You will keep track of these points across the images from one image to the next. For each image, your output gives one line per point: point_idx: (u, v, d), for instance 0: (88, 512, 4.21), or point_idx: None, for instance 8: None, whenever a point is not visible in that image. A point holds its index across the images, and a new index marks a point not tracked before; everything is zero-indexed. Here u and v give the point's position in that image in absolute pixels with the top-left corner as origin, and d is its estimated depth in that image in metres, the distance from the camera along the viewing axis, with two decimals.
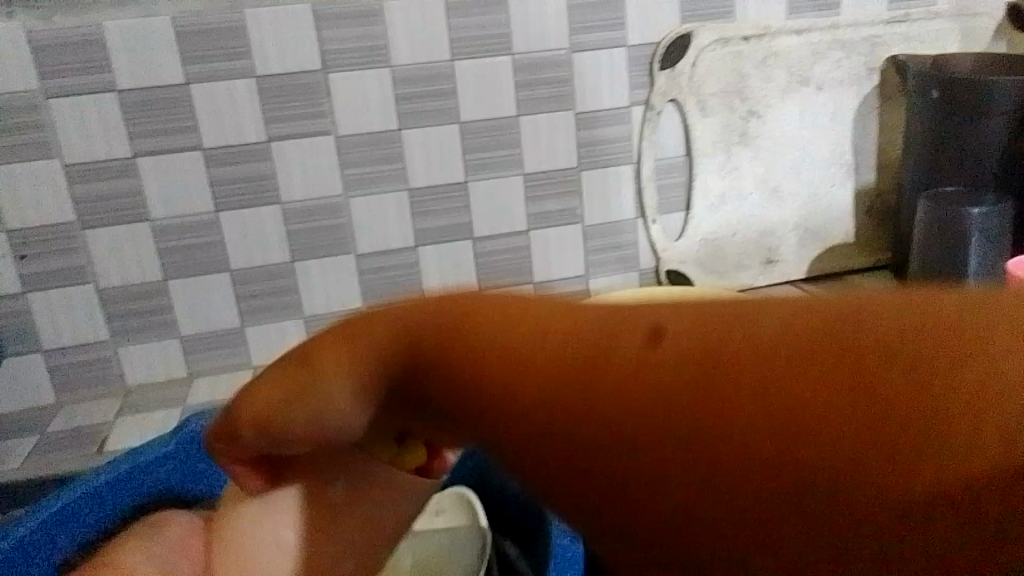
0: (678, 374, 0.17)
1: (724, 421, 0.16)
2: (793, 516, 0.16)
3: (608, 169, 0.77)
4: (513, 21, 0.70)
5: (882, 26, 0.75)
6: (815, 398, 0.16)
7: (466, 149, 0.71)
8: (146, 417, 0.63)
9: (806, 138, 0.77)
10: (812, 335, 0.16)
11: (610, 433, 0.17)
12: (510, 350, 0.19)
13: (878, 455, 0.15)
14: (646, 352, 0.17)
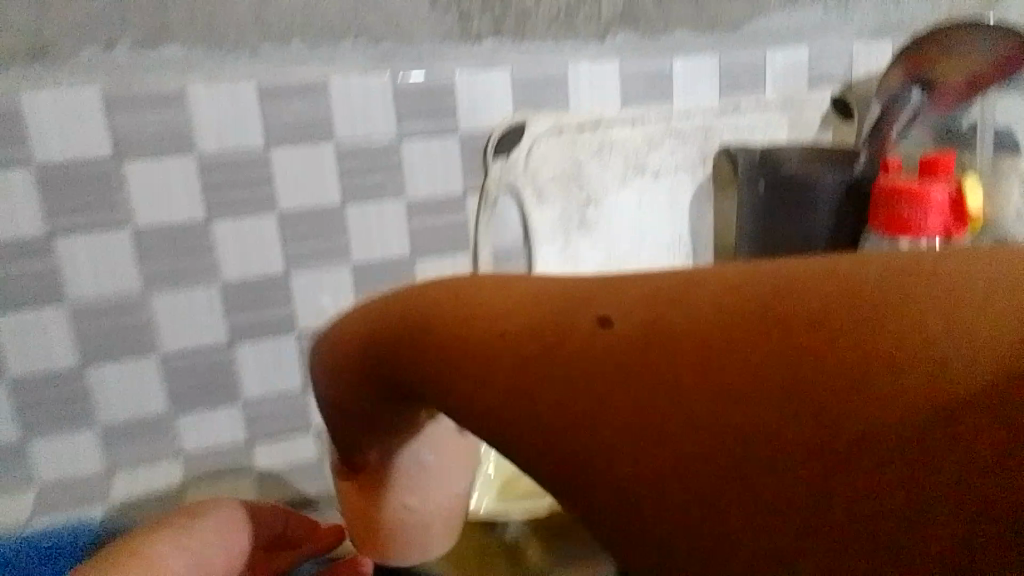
0: (642, 336, 0.28)
1: (638, 356, 0.27)
2: (697, 425, 0.26)
3: (445, 257, 0.74)
4: (333, 105, 0.67)
5: (711, 117, 0.80)
6: (676, 335, 0.27)
7: (284, 239, 0.67)
8: None
9: (644, 225, 0.80)
10: (719, 293, 0.28)
11: (557, 378, 0.28)
12: (557, 317, 0.30)
13: (727, 381, 0.26)
14: (623, 322, 0.28)
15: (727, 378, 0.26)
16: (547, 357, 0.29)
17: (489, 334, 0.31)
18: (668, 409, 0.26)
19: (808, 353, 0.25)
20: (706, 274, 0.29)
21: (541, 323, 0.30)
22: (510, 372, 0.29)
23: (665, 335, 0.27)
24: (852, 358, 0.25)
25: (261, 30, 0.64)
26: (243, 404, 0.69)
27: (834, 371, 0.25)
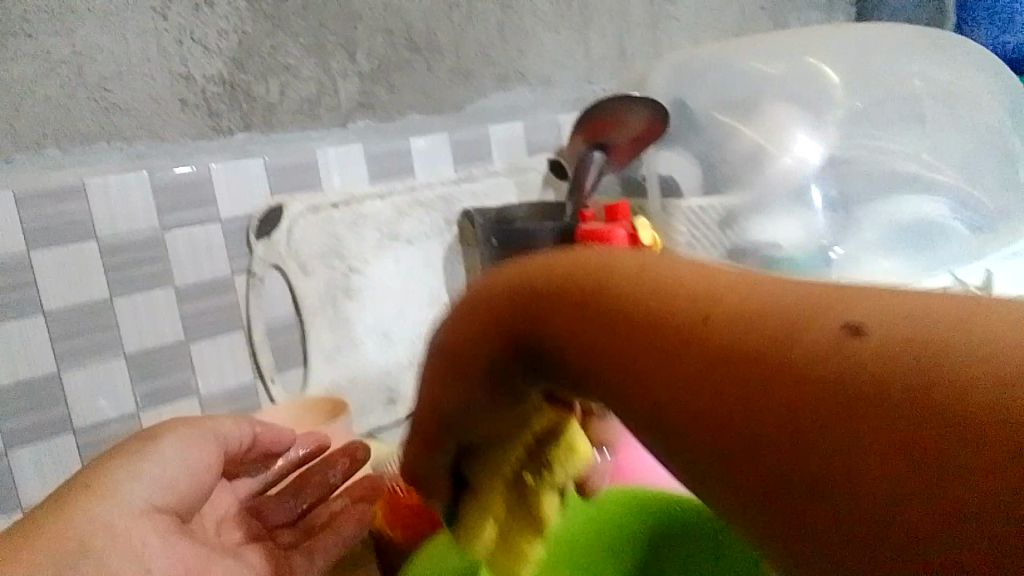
0: (748, 363, 0.27)
1: (686, 363, 0.29)
2: (710, 436, 0.28)
3: (217, 337, 0.78)
4: (95, 206, 0.70)
5: (451, 186, 0.93)
6: (760, 373, 0.27)
7: (54, 339, 0.69)
8: None
9: (405, 285, 0.90)
10: (808, 341, 0.26)
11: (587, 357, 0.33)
12: (638, 318, 0.31)
13: (787, 421, 0.25)
14: (728, 335, 0.28)
15: (826, 420, 0.25)
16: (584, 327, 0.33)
17: (579, 293, 0.34)
18: (719, 404, 0.27)
19: (921, 402, 0.23)
20: (847, 302, 0.27)
21: (676, 302, 0.30)
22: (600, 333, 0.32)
23: (766, 364, 0.27)
24: (928, 405, 0.23)
25: (14, 141, 0.66)
26: (17, 514, 0.68)
27: (877, 410, 0.24)
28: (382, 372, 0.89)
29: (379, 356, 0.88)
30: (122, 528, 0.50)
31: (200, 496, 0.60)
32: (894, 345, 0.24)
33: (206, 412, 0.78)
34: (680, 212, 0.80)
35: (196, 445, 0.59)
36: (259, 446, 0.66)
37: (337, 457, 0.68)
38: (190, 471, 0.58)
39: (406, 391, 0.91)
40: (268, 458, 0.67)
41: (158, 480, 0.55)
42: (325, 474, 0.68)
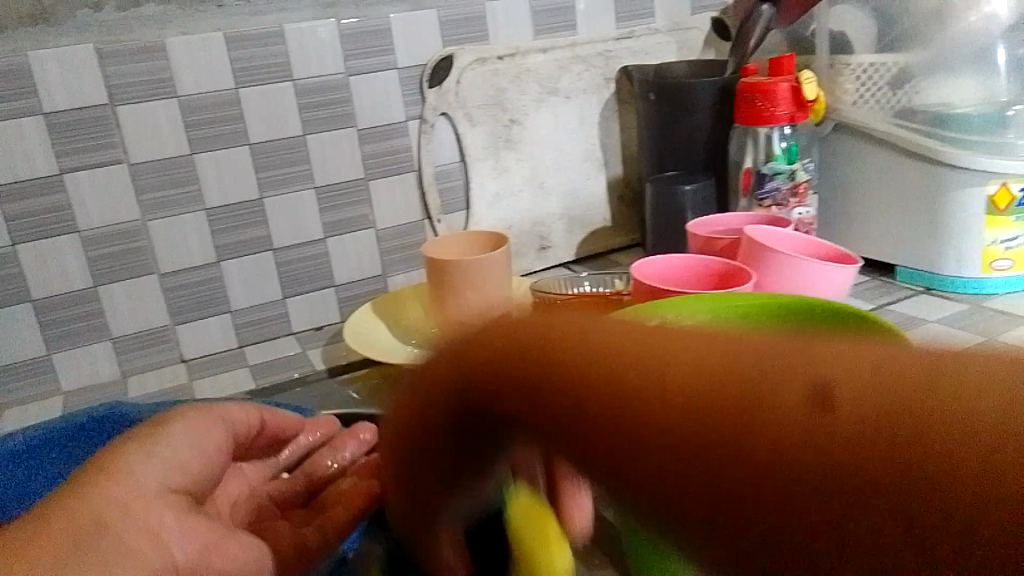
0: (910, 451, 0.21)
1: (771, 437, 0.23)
2: (853, 495, 0.21)
3: (392, 177, 0.85)
4: (290, 50, 0.77)
5: (612, 43, 0.94)
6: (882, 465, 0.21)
7: (258, 169, 0.78)
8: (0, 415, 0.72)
9: (561, 139, 0.94)
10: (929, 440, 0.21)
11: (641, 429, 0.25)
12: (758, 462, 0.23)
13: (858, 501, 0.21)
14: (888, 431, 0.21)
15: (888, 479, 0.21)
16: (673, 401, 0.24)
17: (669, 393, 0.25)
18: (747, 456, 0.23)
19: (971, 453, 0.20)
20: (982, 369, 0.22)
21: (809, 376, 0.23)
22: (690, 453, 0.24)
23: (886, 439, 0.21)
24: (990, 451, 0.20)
25: None
26: (230, 314, 0.81)
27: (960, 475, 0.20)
28: (535, 221, 0.95)
29: (532, 205, 0.94)
30: (141, 508, 0.38)
31: (211, 479, 0.48)
32: (886, 393, 0.22)
33: (381, 244, 0.87)
34: (846, 68, 0.79)
35: (213, 428, 0.49)
36: (267, 434, 0.57)
37: (345, 439, 0.60)
38: (203, 458, 0.46)
39: (556, 241, 0.97)
40: (274, 448, 0.59)
41: (169, 459, 0.43)
42: (334, 461, 0.59)
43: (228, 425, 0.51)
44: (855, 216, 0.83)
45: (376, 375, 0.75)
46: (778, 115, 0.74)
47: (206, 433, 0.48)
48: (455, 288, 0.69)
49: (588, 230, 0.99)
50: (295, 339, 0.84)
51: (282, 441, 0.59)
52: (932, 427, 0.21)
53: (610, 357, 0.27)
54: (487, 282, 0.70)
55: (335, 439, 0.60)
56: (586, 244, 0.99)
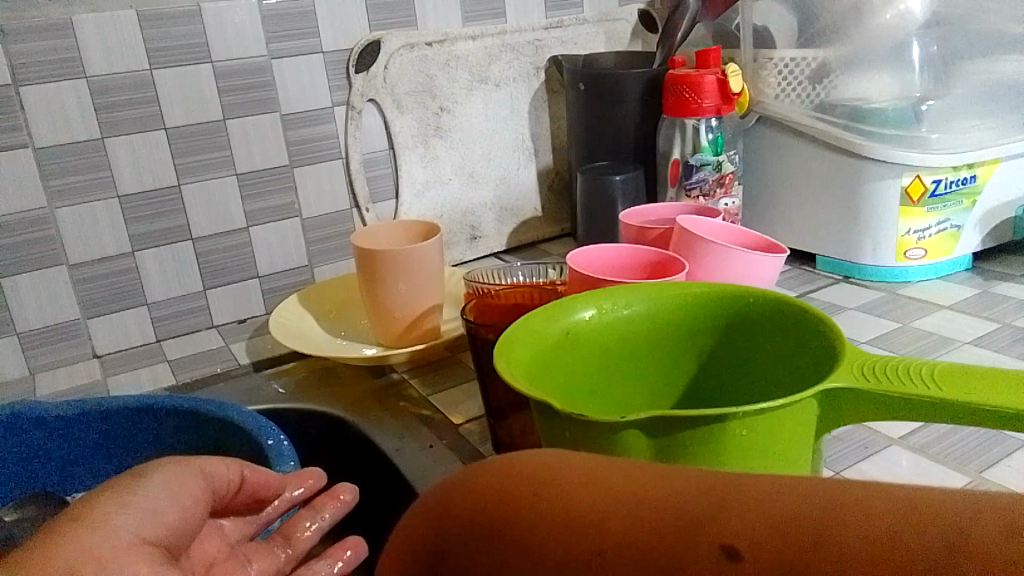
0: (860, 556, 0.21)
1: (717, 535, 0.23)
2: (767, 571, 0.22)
3: (319, 164, 0.83)
4: (209, 31, 0.74)
5: (542, 32, 0.93)
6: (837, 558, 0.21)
7: (175, 154, 0.75)
8: None
9: (491, 128, 0.93)
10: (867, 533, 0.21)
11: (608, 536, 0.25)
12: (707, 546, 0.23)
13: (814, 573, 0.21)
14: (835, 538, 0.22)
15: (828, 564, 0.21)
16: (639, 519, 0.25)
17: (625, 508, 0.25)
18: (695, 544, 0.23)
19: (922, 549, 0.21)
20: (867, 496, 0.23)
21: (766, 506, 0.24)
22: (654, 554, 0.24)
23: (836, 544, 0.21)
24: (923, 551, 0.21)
25: None
26: (146, 307, 0.77)
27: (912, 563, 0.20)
28: (465, 211, 0.94)
29: (463, 194, 0.94)
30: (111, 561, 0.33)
31: (185, 540, 0.40)
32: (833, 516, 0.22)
33: (307, 233, 0.84)
34: (770, 62, 0.81)
35: (192, 478, 0.42)
36: (247, 492, 0.47)
37: (326, 499, 0.50)
38: (182, 505, 0.40)
39: (486, 230, 0.97)
40: (256, 504, 0.49)
41: (147, 510, 0.37)
42: (312, 525, 0.49)
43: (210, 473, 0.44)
44: (778, 206, 0.85)
45: (304, 368, 0.72)
46: (705, 108, 0.75)
47: (185, 479, 0.41)
48: (385, 277, 0.68)
49: (518, 220, 0.99)
50: (217, 333, 0.81)
51: (264, 499, 0.49)
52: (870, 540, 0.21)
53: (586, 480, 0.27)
54: (418, 270, 0.68)
55: (316, 499, 0.50)
56: (517, 233, 1.00)
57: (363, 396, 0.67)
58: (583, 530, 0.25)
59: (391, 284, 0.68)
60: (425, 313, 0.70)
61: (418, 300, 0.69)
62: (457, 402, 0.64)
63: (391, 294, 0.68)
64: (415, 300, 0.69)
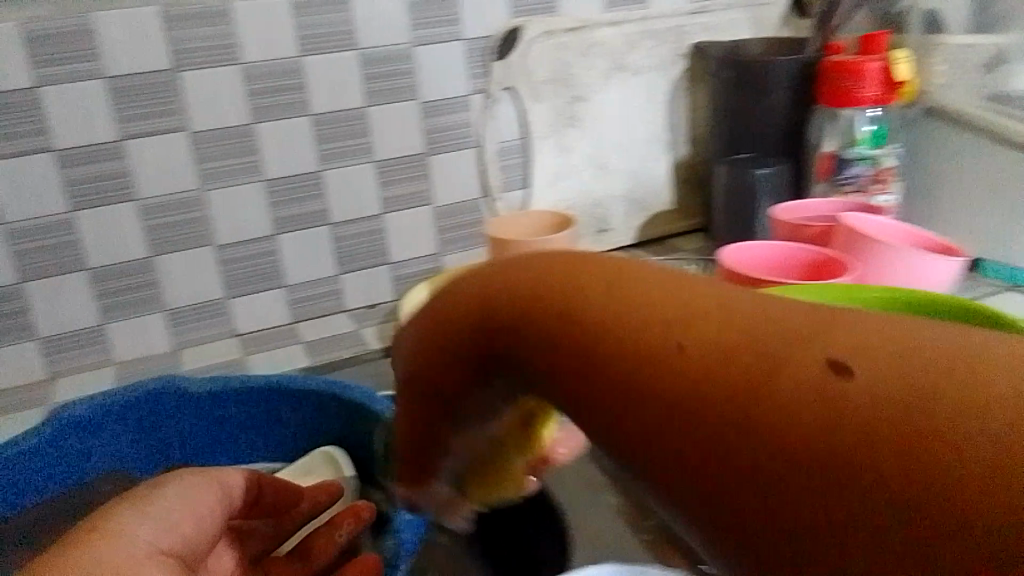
0: (866, 425, 0.21)
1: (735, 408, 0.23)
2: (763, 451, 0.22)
3: (453, 152, 0.83)
4: (356, 18, 0.74)
5: (685, 18, 0.90)
6: (853, 438, 0.21)
7: (318, 140, 0.76)
8: (85, 378, 0.72)
9: (626, 119, 0.90)
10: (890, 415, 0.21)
11: (618, 383, 0.26)
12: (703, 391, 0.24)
13: (814, 467, 0.21)
14: (842, 394, 0.21)
15: (845, 450, 0.21)
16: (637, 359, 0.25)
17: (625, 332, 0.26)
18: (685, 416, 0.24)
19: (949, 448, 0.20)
20: (951, 350, 0.21)
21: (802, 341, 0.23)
22: (653, 409, 0.25)
23: (840, 424, 0.21)
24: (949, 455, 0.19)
25: None
26: (284, 289, 0.79)
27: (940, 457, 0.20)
28: (594, 203, 0.92)
29: (593, 185, 0.91)
30: (129, 568, 0.36)
31: (198, 551, 0.44)
32: (872, 389, 0.21)
33: (438, 221, 0.84)
34: (938, 48, 0.74)
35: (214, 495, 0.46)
36: (265, 501, 0.53)
37: (346, 516, 0.55)
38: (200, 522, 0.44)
39: (615, 224, 0.95)
40: (280, 510, 0.55)
41: (161, 520, 0.41)
42: (337, 538, 0.54)
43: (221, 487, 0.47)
44: (937, 206, 0.79)
45: None
46: (864, 98, 0.70)
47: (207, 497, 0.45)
48: (516, 268, 0.67)
49: (648, 214, 0.96)
50: (348, 317, 0.82)
51: (287, 505, 0.55)
52: (926, 427, 0.20)
53: (587, 291, 0.28)
54: (551, 262, 0.67)
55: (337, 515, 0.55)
56: (647, 228, 0.97)
57: None
58: (605, 353, 0.26)
59: None
60: None
61: None
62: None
63: None
64: None
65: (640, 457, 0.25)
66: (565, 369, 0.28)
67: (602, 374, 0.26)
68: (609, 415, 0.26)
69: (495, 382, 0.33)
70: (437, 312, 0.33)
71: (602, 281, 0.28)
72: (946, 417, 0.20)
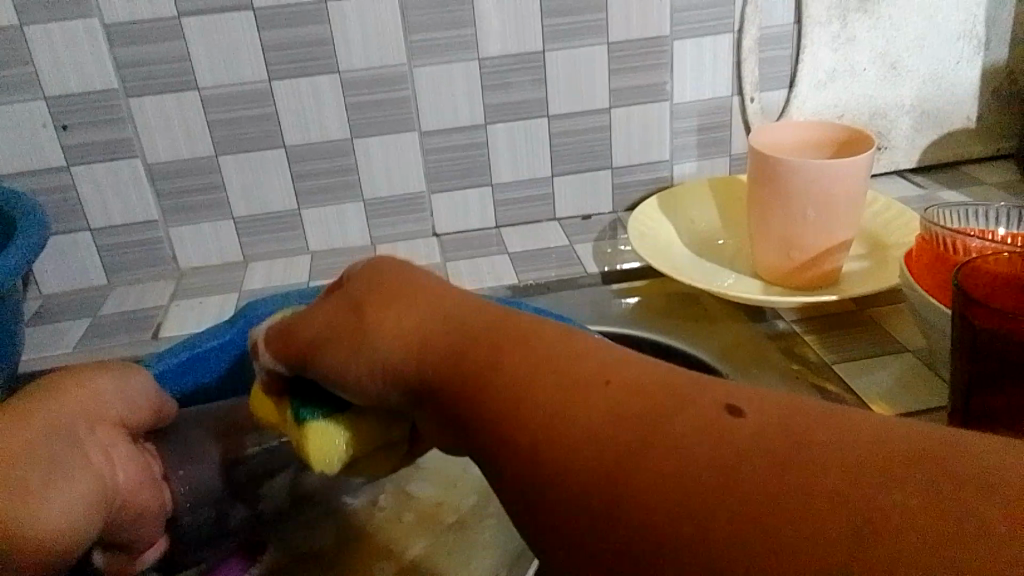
0: (755, 464, 0.20)
1: (631, 460, 0.21)
2: (683, 517, 0.19)
3: (705, 37, 0.67)
4: None
5: None
6: (746, 483, 0.19)
7: (545, 12, 0.63)
8: (276, 266, 0.66)
9: (935, 4, 0.69)
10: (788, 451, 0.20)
11: (534, 432, 0.23)
12: (620, 448, 0.22)
13: (736, 533, 0.19)
14: (729, 426, 0.21)
15: (749, 515, 0.19)
16: (560, 400, 0.24)
17: (556, 375, 0.24)
18: (607, 472, 0.21)
19: (862, 480, 0.18)
20: (872, 422, 0.20)
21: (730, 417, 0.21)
22: (579, 455, 0.22)
23: (738, 478, 0.19)
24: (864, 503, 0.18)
25: None
26: (490, 188, 0.69)
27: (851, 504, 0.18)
28: (874, 113, 0.73)
29: (876, 90, 0.72)
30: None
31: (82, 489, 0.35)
32: (781, 430, 0.20)
33: (675, 122, 0.70)
34: None
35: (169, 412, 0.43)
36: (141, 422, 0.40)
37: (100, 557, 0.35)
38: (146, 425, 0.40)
39: (895, 141, 0.75)
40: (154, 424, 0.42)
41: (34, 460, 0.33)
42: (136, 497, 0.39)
43: (257, 366, 0.36)
44: None
45: (659, 293, 0.60)
46: None
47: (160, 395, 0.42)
48: (789, 196, 0.52)
49: (940, 131, 0.76)
50: (558, 226, 0.71)
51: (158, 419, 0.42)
52: (848, 473, 0.19)
53: (503, 325, 0.27)
54: (840, 195, 0.52)
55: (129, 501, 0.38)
56: (936, 150, 0.77)
57: (737, 340, 0.53)
58: (525, 402, 0.24)
59: (792, 207, 0.52)
60: (831, 254, 0.54)
61: (828, 234, 0.53)
62: (895, 399, 0.45)
63: (789, 220, 0.53)
64: (820, 235, 0.53)
65: (548, 531, 0.23)
66: (475, 413, 0.26)
67: (509, 420, 0.24)
68: (515, 470, 0.24)
69: (424, 421, 0.30)
70: (384, 332, 0.29)
71: (510, 335, 0.27)
72: (831, 458, 0.19)
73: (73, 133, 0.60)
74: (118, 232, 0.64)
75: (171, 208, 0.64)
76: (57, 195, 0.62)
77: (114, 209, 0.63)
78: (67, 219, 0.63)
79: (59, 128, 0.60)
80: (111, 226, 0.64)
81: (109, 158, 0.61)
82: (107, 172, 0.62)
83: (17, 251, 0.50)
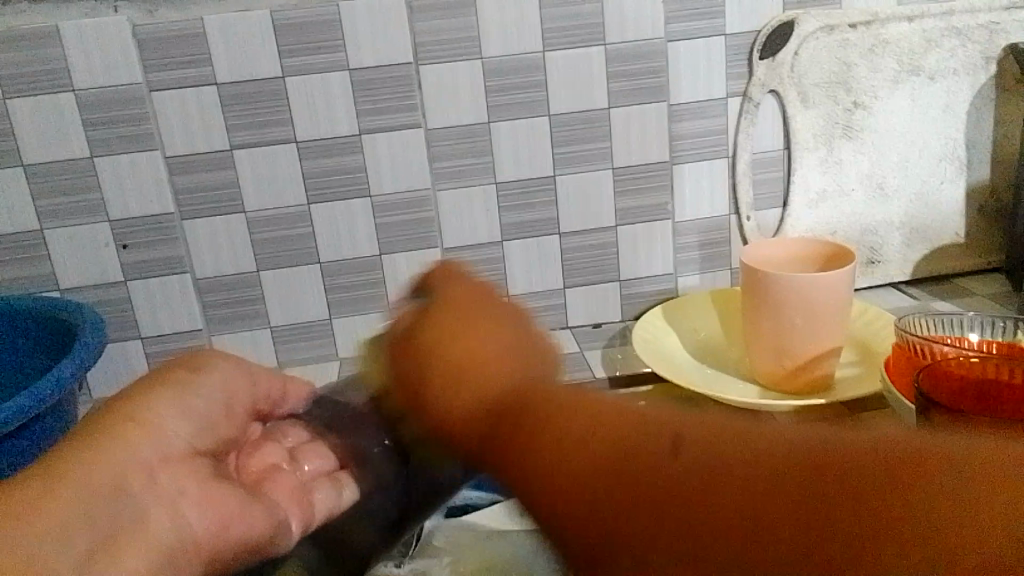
0: (828, 499, 0.26)
1: (727, 514, 0.27)
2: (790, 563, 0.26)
3: (702, 161, 0.74)
4: (606, 11, 0.67)
5: (1002, 12, 0.74)
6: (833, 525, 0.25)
7: (555, 142, 0.70)
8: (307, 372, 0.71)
9: (915, 131, 0.76)
10: (857, 487, 0.26)
11: (610, 503, 0.28)
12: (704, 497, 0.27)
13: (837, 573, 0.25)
14: (816, 473, 0.26)
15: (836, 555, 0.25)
16: (628, 476, 0.28)
17: (613, 447, 0.29)
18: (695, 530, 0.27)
19: (909, 515, 0.25)
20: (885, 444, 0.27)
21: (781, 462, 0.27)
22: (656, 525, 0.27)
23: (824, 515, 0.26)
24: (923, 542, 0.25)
25: None
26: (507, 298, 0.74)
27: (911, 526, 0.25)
28: (865, 230, 0.79)
29: (866, 209, 0.78)
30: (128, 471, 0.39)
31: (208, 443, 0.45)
32: (836, 467, 0.26)
33: (677, 238, 0.75)
34: None
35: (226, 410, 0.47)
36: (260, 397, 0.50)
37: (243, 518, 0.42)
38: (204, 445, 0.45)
39: (889, 255, 0.80)
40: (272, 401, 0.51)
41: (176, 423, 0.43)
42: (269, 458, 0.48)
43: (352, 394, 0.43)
44: None
45: (662, 396, 0.63)
46: None
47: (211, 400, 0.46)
48: (778, 306, 0.57)
49: (931, 246, 0.81)
50: (571, 334, 0.76)
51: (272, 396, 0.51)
52: (893, 511, 0.25)
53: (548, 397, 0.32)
54: (827, 303, 0.56)
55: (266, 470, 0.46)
56: (929, 264, 0.81)
57: None
58: (607, 470, 0.29)
59: (782, 315, 0.57)
60: (823, 360, 0.58)
61: (818, 339, 0.57)
62: None
63: (780, 327, 0.57)
64: (811, 341, 0.57)
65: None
66: (525, 474, 0.30)
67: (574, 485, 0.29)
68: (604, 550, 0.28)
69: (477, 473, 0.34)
70: (446, 405, 0.34)
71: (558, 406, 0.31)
72: (849, 471, 0.26)
73: (131, 251, 0.67)
74: (164, 340, 0.70)
75: (214, 318, 0.70)
76: (113, 306, 0.68)
77: (162, 319, 0.69)
78: (120, 328, 0.69)
79: (120, 247, 0.67)
80: (159, 335, 0.69)
81: (161, 273, 0.68)
82: (159, 285, 0.68)
83: (76, 357, 0.55)
